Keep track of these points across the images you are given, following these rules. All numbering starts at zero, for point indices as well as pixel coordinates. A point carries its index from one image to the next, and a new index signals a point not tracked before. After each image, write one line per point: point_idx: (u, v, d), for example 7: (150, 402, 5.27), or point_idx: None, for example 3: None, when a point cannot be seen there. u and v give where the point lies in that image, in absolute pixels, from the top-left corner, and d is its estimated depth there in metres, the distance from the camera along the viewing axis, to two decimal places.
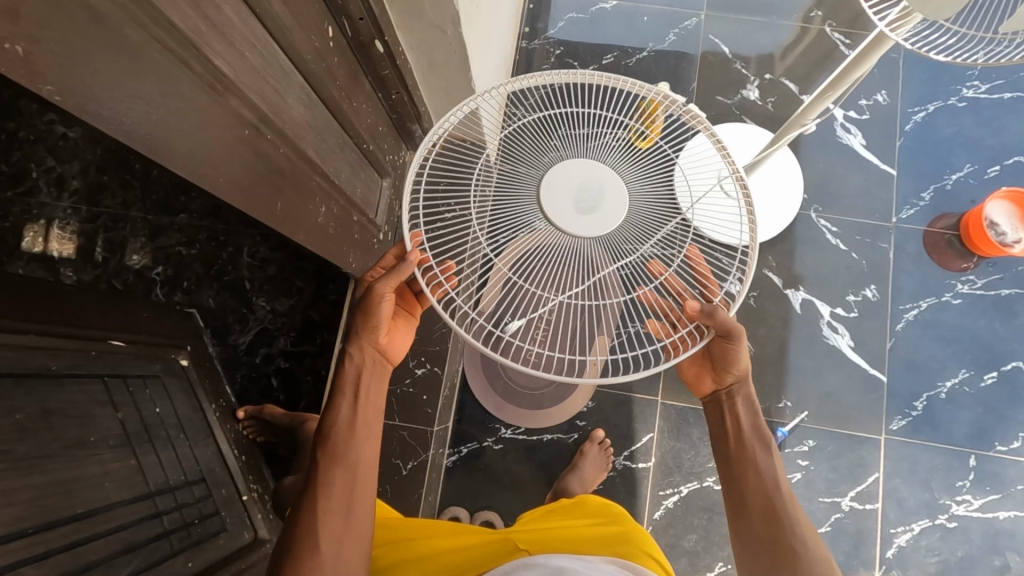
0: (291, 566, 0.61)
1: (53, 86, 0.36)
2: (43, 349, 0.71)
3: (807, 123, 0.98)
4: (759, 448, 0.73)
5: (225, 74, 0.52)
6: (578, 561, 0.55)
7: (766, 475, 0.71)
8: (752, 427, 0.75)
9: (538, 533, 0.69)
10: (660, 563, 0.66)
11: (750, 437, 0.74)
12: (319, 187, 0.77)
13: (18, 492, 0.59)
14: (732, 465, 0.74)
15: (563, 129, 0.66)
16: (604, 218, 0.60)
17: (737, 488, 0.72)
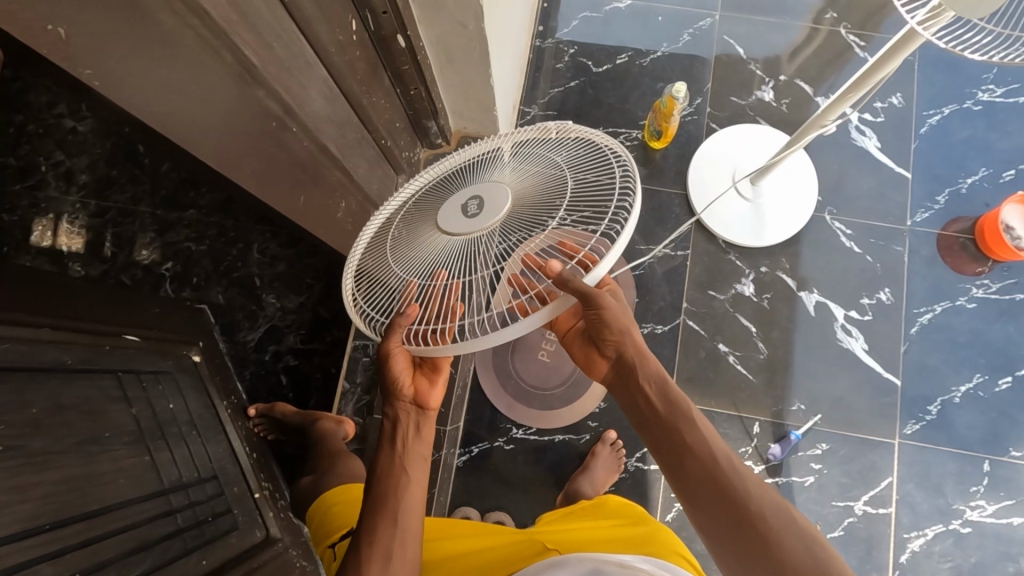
0: None
1: None
2: (53, 342, 0.70)
3: (827, 124, 0.97)
4: (683, 412, 0.69)
5: (255, 65, 0.51)
6: (610, 558, 0.55)
7: (698, 439, 0.67)
8: (667, 392, 0.70)
9: (566, 535, 0.68)
10: (688, 560, 0.66)
11: (670, 403, 0.70)
12: (337, 181, 0.76)
13: (33, 488, 0.58)
14: (665, 439, 0.68)
15: (465, 174, 0.68)
16: (478, 217, 0.60)
17: (683, 470, 0.66)
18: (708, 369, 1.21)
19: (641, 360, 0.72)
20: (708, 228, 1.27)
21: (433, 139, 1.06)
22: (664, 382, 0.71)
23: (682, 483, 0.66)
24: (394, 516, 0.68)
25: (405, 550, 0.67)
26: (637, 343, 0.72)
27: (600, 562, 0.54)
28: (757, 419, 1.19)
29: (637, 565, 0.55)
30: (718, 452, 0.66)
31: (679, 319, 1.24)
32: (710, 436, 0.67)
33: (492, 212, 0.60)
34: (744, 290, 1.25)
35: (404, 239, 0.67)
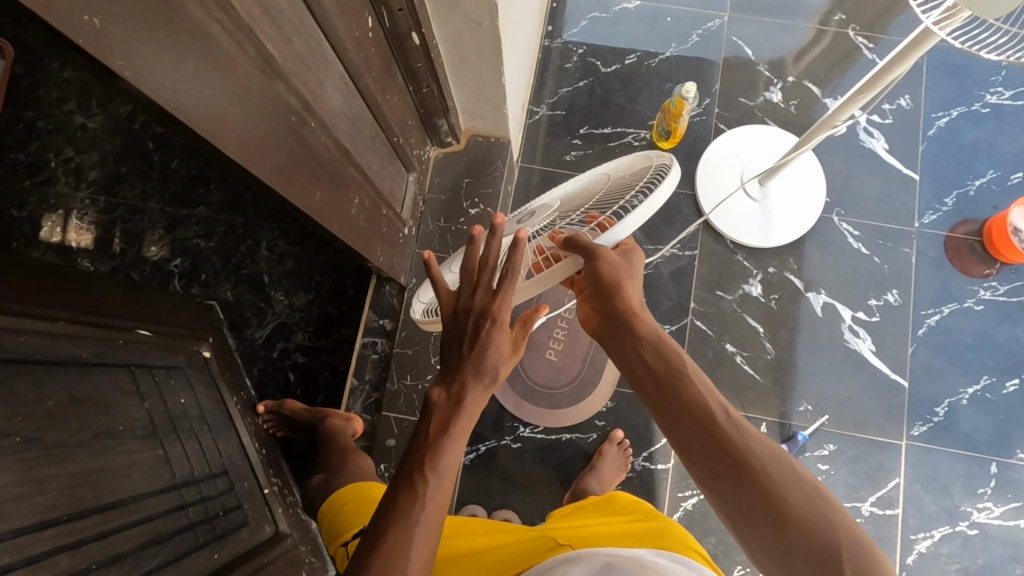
0: None
1: (122, 61, 0.37)
2: (69, 336, 0.70)
3: (836, 124, 0.96)
4: (680, 370, 0.64)
5: (274, 57, 0.53)
6: (624, 553, 0.55)
7: (697, 397, 0.61)
8: (664, 351, 0.66)
9: (576, 530, 0.68)
10: (700, 553, 0.66)
11: (666, 360, 0.65)
12: (351, 178, 0.77)
13: (51, 479, 0.59)
14: (662, 397, 0.63)
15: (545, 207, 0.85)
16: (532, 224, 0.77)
17: (682, 423, 0.60)
18: (715, 369, 1.22)
19: (634, 319, 0.69)
20: (716, 228, 1.27)
21: (443, 137, 1.07)
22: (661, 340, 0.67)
23: (682, 442, 0.60)
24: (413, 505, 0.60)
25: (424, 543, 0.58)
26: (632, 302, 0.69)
27: (614, 556, 0.54)
28: (764, 419, 1.19)
29: (651, 558, 0.55)
30: (718, 409, 0.60)
31: (686, 319, 1.24)
32: (710, 394, 0.61)
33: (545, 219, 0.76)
34: (751, 290, 1.25)
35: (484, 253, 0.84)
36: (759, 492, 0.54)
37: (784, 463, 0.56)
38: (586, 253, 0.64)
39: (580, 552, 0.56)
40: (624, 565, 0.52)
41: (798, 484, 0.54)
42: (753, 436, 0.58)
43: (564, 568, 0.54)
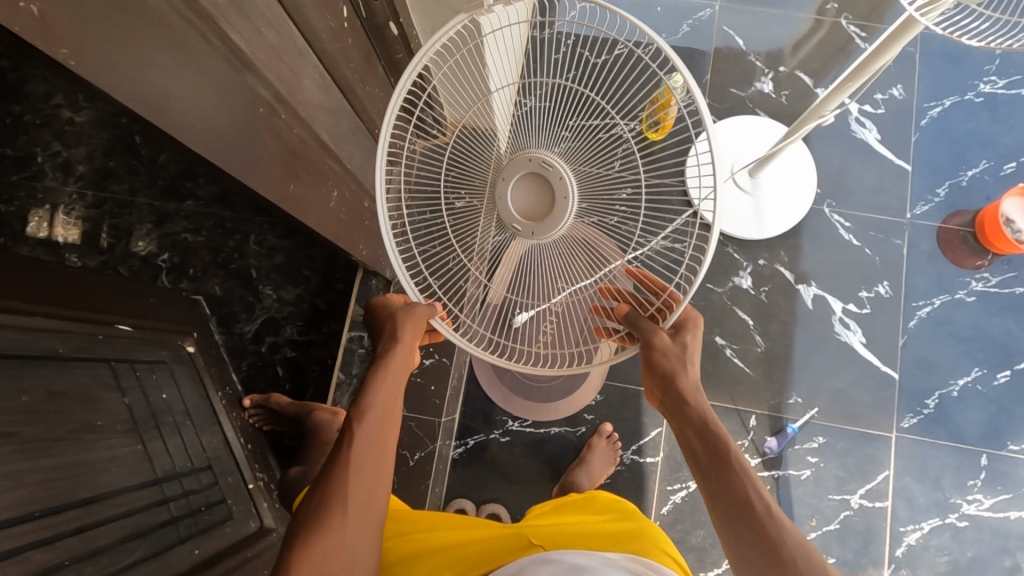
0: (307, 530, 0.57)
1: (67, 50, 0.38)
2: (47, 331, 0.69)
3: (825, 114, 0.96)
4: (730, 454, 0.65)
5: (242, 50, 0.53)
6: (595, 555, 0.55)
7: (739, 477, 0.63)
8: (716, 436, 0.67)
9: (552, 530, 0.68)
10: (674, 558, 0.66)
11: (719, 443, 0.66)
12: (331, 170, 0.78)
13: (29, 474, 0.59)
14: (707, 472, 0.65)
15: (563, 113, 0.71)
16: (536, 186, 0.71)
17: (727, 498, 0.63)
18: (705, 362, 1.21)
19: (685, 383, 0.70)
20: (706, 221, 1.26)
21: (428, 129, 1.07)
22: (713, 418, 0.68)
23: (722, 516, 0.63)
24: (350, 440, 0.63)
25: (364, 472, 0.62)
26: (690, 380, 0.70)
27: (585, 558, 0.54)
28: (754, 412, 1.19)
29: (621, 561, 0.55)
30: (758, 500, 0.62)
31: None
32: (751, 479, 0.63)
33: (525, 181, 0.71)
34: (742, 283, 1.24)
35: (603, 186, 0.71)
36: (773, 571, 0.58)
37: (813, 561, 0.58)
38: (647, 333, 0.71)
39: (553, 553, 0.55)
40: (593, 568, 0.52)
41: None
42: (780, 523, 0.60)
43: (536, 568, 0.53)
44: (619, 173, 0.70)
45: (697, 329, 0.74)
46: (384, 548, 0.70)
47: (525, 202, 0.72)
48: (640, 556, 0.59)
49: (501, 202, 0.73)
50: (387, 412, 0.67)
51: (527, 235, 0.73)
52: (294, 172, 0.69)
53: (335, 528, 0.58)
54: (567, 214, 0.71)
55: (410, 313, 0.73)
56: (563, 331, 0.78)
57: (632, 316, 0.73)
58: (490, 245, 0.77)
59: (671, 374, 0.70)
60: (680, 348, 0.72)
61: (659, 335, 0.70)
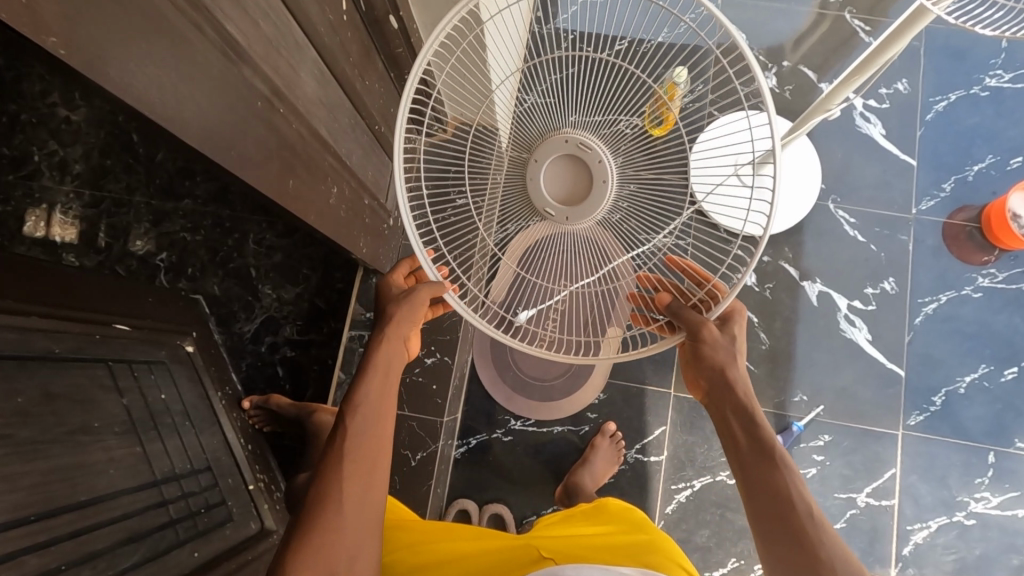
0: (303, 523, 0.60)
1: (57, 39, 0.36)
2: (43, 331, 0.68)
3: (830, 108, 0.94)
4: (773, 451, 0.66)
5: (236, 40, 0.52)
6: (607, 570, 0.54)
7: (780, 474, 0.65)
8: (762, 431, 0.68)
9: (562, 543, 0.66)
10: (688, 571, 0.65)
11: (764, 438, 0.67)
12: (330, 166, 0.77)
13: (22, 477, 0.58)
14: (747, 465, 0.67)
15: (588, 96, 0.68)
16: (574, 167, 0.69)
17: (765, 491, 0.64)
18: None
19: (734, 376, 0.71)
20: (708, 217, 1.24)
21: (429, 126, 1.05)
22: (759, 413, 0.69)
23: (758, 507, 0.64)
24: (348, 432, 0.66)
25: (359, 461, 0.64)
26: (739, 374, 0.71)
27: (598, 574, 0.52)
28: None
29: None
30: (798, 497, 0.63)
31: None
32: (793, 476, 0.65)
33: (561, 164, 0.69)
34: (746, 280, 1.23)
35: (627, 175, 0.69)
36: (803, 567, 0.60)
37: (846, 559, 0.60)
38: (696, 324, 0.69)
39: (565, 568, 0.53)
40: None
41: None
42: (816, 523, 0.62)
43: None
44: (643, 165, 0.69)
45: (743, 320, 0.75)
46: (391, 559, 0.68)
47: (561, 185, 0.69)
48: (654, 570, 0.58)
49: (534, 182, 0.70)
50: (383, 402, 0.68)
51: (560, 221, 0.71)
52: (292, 168, 0.67)
53: (333, 517, 0.60)
54: (606, 198, 0.69)
55: (409, 297, 0.72)
56: (580, 320, 0.77)
57: (675, 305, 0.71)
58: (507, 233, 0.76)
59: (718, 366, 0.71)
60: (727, 340, 0.72)
61: (707, 326, 0.69)
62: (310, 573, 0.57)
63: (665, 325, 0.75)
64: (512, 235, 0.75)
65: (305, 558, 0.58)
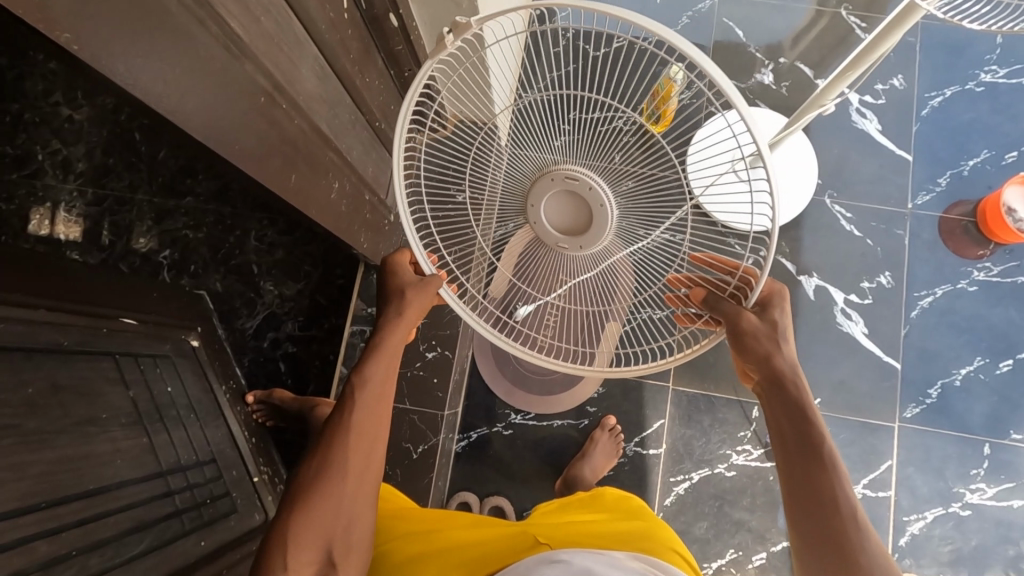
0: (300, 497, 0.62)
1: (69, 35, 0.38)
2: (50, 324, 0.70)
3: (826, 103, 0.94)
4: (822, 449, 0.63)
5: (239, 37, 0.53)
6: (604, 557, 0.54)
7: (827, 476, 0.62)
8: (812, 426, 0.65)
9: (558, 529, 0.67)
10: (686, 559, 0.66)
11: (813, 434, 0.64)
12: (332, 162, 0.78)
13: (30, 466, 0.59)
14: (794, 462, 0.64)
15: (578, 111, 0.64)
16: (574, 197, 0.68)
17: (808, 496, 0.62)
18: (708, 354, 1.21)
19: (782, 369, 0.68)
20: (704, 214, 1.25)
21: None
22: (811, 407, 0.66)
23: (799, 512, 0.62)
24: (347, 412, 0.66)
25: (359, 445, 0.65)
26: (788, 366, 0.67)
27: (595, 562, 0.53)
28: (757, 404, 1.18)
29: (630, 564, 0.55)
30: (843, 502, 0.61)
31: None
32: (840, 479, 0.62)
33: (562, 195, 0.69)
34: None
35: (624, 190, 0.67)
36: (840, 569, 0.59)
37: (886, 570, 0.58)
38: (733, 318, 0.67)
39: (559, 553, 0.55)
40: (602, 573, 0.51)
41: None
42: (859, 524, 0.60)
43: (541, 568, 0.53)
44: (639, 179, 0.66)
45: (785, 302, 0.70)
46: (388, 547, 0.69)
47: (561, 217, 0.70)
48: (646, 555, 0.59)
49: (538, 226, 0.72)
50: (384, 388, 0.68)
51: (575, 250, 0.72)
52: (293, 161, 0.68)
53: (332, 498, 0.62)
54: (609, 222, 0.69)
55: (421, 287, 0.70)
56: (593, 318, 0.78)
57: (712, 299, 0.70)
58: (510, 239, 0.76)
59: (764, 357, 0.68)
60: (770, 330, 0.68)
61: (746, 318, 0.67)
62: (307, 547, 0.60)
63: (710, 320, 0.73)
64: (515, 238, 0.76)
65: (302, 533, 0.60)
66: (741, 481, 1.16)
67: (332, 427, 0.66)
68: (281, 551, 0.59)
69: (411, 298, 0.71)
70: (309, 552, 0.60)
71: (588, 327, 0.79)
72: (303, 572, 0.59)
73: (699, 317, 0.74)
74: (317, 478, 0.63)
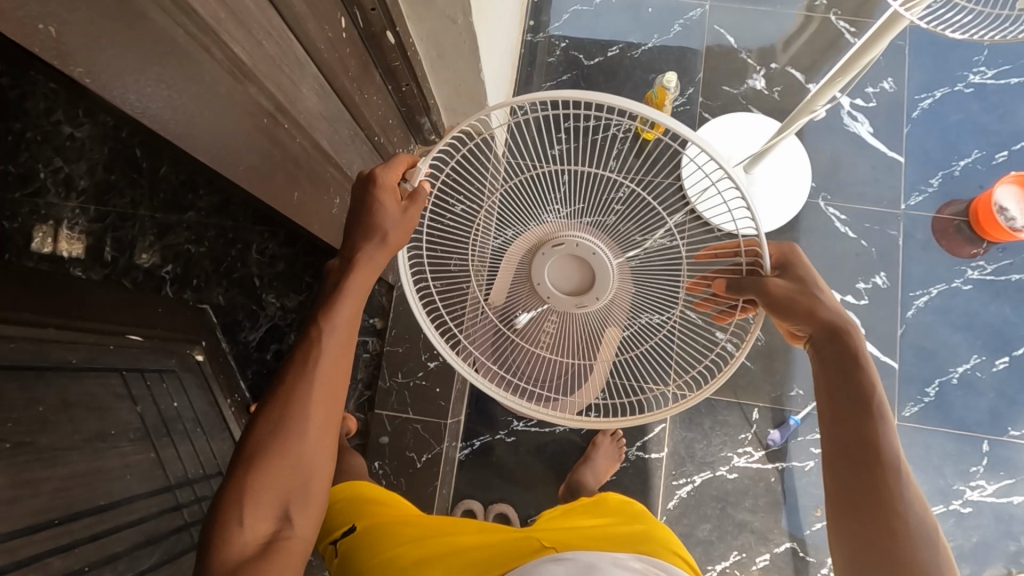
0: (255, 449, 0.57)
1: (81, 68, 0.40)
2: (59, 342, 0.70)
3: (816, 108, 0.96)
4: (872, 399, 0.62)
5: (244, 62, 0.55)
6: (607, 556, 0.56)
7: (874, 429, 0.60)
8: (864, 377, 0.63)
9: (560, 533, 0.68)
10: (685, 561, 0.67)
11: (864, 383, 0.63)
12: (331, 177, 0.80)
13: (43, 483, 0.61)
14: (841, 412, 0.63)
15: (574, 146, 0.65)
16: (575, 255, 0.72)
17: (854, 443, 0.61)
18: None
19: (832, 326, 0.65)
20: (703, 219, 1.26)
21: (427, 135, 1.09)
22: (862, 354, 0.64)
23: (840, 458, 0.61)
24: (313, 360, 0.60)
25: (322, 393, 0.59)
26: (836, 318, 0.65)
27: (598, 559, 0.55)
28: (756, 405, 1.19)
29: (632, 563, 0.56)
30: (889, 455, 0.59)
31: None
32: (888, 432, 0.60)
33: (562, 259, 0.73)
34: None
35: (618, 214, 0.70)
36: (878, 518, 0.57)
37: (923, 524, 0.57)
38: (758, 288, 0.66)
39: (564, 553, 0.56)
40: (605, 569, 0.53)
41: (925, 540, 0.56)
42: (901, 475, 0.59)
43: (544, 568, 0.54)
44: (633, 204, 0.69)
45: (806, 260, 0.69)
46: (398, 552, 0.68)
47: (567, 280, 0.74)
48: (649, 556, 0.61)
49: (552, 297, 0.75)
50: (350, 334, 0.62)
51: (596, 302, 0.74)
52: (293, 179, 0.71)
53: (295, 448, 0.57)
54: (609, 266, 0.72)
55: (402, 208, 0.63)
56: (592, 329, 0.78)
57: (735, 284, 0.67)
58: (504, 267, 0.76)
59: (808, 314, 0.66)
60: (805, 289, 0.67)
61: (774, 284, 0.66)
62: (264, 502, 0.56)
63: (746, 306, 0.70)
64: (507, 266, 0.76)
65: (260, 486, 0.56)
66: (743, 483, 1.17)
67: (290, 375, 0.59)
68: (240, 504, 0.55)
69: (393, 241, 0.64)
70: (266, 508, 0.56)
71: (588, 336, 0.78)
72: (258, 528, 0.55)
73: (735, 310, 0.72)
74: (278, 429, 0.57)
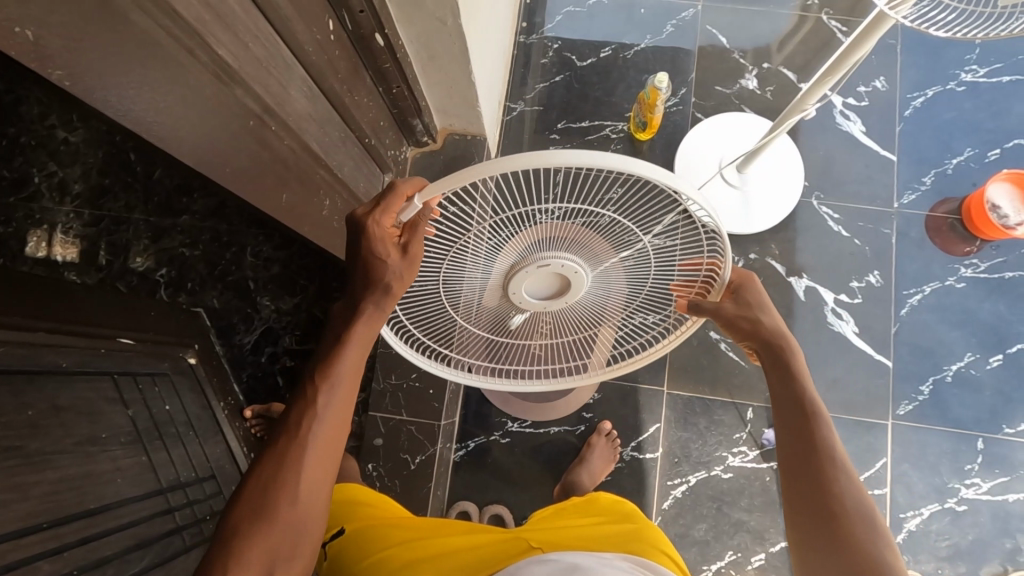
0: (243, 511, 0.54)
1: (61, 71, 0.40)
2: (50, 345, 0.71)
3: (806, 107, 0.96)
4: (809, 407, 0.66)
5: (229, 65, 0.55)
6: (592, 555, 0.56)
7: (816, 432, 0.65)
8: (800, 387, 0.68)
9: (549, 533, 0.68)
10: (674, 561, 0.67)
11: (796, 389, 0.68)
12: (322, 180, 0.81)
13: (33, 487, 0.61)
14: (786, 424, 0.67)
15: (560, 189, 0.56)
16: (553, 273, 0.67)
17: (799, 448, 0.65)
18: (702, 357, 1.22)
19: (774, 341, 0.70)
20: None
21: (420, 137, 1.10)
22: (796, 360, 0.69)
23: (790, 465, 0.65)
24: (305, 421, 0.58)
25: (319, 457, 0.57)
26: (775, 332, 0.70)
27: (583, 559, 0.55)
28: (751, 404, 1.19)
29: (618, 562, 0.57)
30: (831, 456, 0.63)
31: None
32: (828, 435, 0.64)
33: (539, 277, 0.67)
34: None
35: (595, 240, 0.63)
36: (829, 517, 0.60)
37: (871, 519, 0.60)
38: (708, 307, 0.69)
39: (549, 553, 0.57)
40: (590, 568, 0.53)
41: (872, 534, 0.59)
42: (842, 468, 0.62)
43: (529, 567, 0.54)
44: (610, 230, 0.62)
45: (755, 283, 0.71)
46: (386, 555, 0.68)
47: (543, 289, 0.70)
48: (637, 556, 0.61)
49: (526, 303, 0.72)
50: (352, 391, 0.61)
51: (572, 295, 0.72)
52: (283, 182, 0.71)
53: (284, 512, 0.54)
54: (587, 274, 0.67)
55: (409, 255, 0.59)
56: (573, 319, 0.79)
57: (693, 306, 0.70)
58: (474, 295, 0.72)
59: (751, 331, 0.70)
60: (749, 307, 0.70)
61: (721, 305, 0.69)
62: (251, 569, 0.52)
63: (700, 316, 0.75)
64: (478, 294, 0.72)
65: (248, 546, 0.52)
66: (739, 482, 1.17)
67: (284, 437, 0.57)
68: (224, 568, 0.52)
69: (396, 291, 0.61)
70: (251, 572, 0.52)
71: (570, 323, 0.80)
72: None
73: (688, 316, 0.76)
74: (267, 495, 0.54)
